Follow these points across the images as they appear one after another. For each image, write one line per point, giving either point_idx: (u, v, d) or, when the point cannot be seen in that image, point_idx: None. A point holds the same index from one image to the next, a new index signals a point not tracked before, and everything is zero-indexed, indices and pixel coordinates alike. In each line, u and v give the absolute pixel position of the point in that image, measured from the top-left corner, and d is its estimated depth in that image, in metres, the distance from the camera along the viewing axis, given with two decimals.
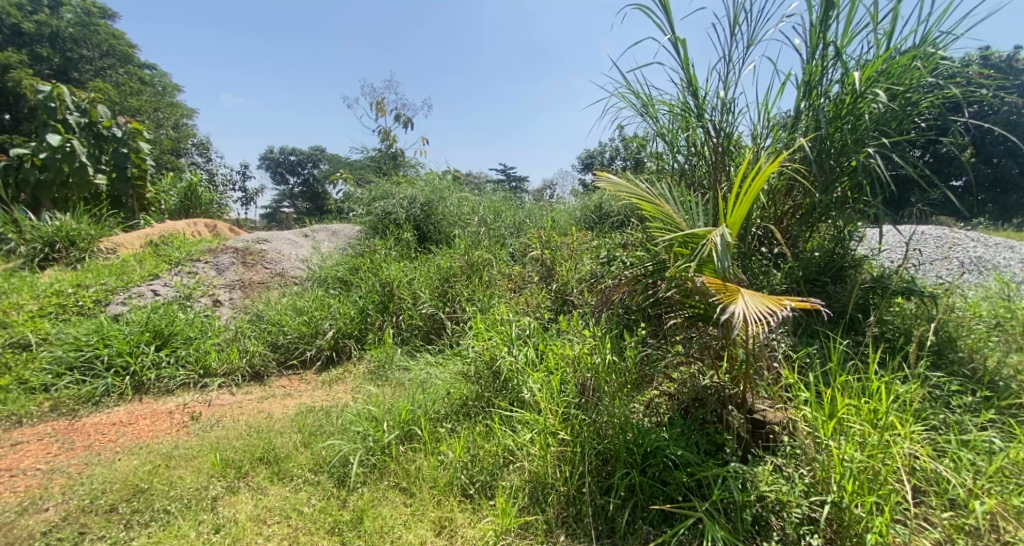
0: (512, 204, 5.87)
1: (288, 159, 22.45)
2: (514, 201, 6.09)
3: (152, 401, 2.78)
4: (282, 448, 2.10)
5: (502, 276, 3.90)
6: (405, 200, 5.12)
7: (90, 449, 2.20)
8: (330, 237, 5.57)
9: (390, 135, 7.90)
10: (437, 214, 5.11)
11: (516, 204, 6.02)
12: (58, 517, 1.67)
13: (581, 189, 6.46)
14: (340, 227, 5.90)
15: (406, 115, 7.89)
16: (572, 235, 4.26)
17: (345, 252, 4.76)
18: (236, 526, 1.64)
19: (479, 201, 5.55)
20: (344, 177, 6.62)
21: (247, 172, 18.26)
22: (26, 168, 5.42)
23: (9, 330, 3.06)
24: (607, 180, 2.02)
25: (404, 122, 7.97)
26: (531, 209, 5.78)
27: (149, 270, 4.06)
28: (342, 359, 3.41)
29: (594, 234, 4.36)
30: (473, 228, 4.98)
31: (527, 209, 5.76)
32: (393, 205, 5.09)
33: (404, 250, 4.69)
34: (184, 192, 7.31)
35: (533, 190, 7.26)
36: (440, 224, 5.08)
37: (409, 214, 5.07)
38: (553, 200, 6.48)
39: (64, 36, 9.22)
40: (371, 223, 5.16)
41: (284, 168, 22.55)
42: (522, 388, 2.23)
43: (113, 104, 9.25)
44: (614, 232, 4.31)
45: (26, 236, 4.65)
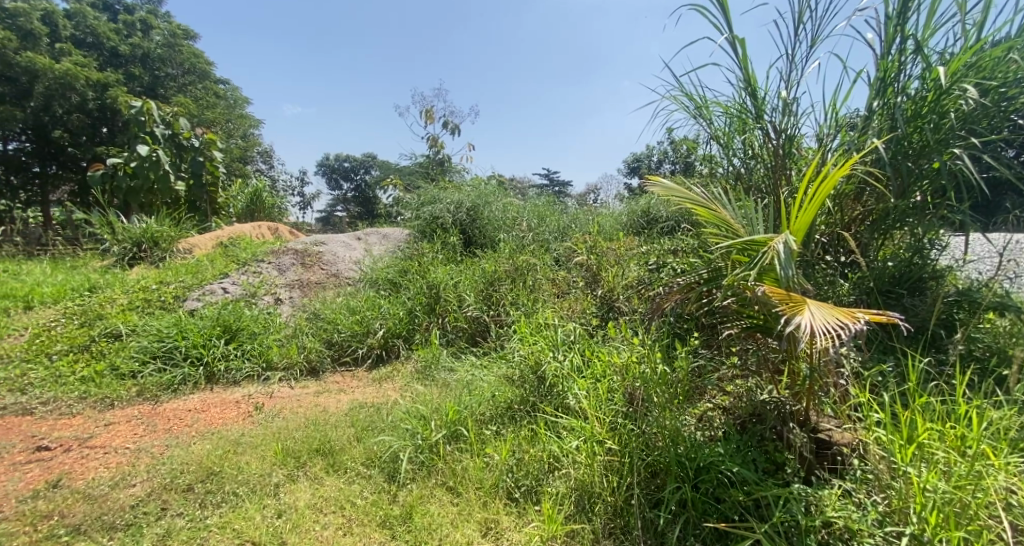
0: (556, 208, 5.86)
1: (343, 166, 23.55)
2: (559, 206, 6.08)
3: (222, 391, 3.00)
4: (338, 441, 2.20)
5: (547, 280, 3.89)
6: (451, 205, 5.25)
7: (170, 432, 2.41)
8: (380, 240, 5.77)
9: (438, 142, 8.13)
10: (482, 218, 5.21)
11: (561, 208, 6.01)
12: (144, 492, 1.83)
13: (627, 194, 6.37)
14: (391, 231, 6.11)
15: (453, 122, 8.11)
16: (619, 241, 4.20)
17: (394, 254, 4.94)
18: (296, 512, 1.74)
19: (523, 206, 5.60)
20: (395, 183, 6.89)
21: (305, 178, 19.33)
22: (118, 176, 6.01)
23: (104, 320, 3.41)
24: (659, 184, 1.97)
25: (452, 129, 8.20)
26: (576, 214, 5.75)
27: (220, 270, 4.42)
28: (390, 359, 3.53)
29: (641, 240, 4.28)
30: (518, 232, 5.02)
31: (571, 214, 5.74)
32: (440, 210, 5.23)
33: (450, 253, 4.79)
34: (251, 198, 7.86)
35: (577, 195, 7.23)
36: (485, 229, 5.16)
37: (455, 219, 5.18)
38: (599, 205, 6.41)
39: (153, 56, 10.11)
40: (419, 227, 5.32)
41: (338, 174, 23.67)
42: (567, 395, 2.22)
43: (193, 117, 10.09)
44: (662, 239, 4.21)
45: (118, 237, 5.17)
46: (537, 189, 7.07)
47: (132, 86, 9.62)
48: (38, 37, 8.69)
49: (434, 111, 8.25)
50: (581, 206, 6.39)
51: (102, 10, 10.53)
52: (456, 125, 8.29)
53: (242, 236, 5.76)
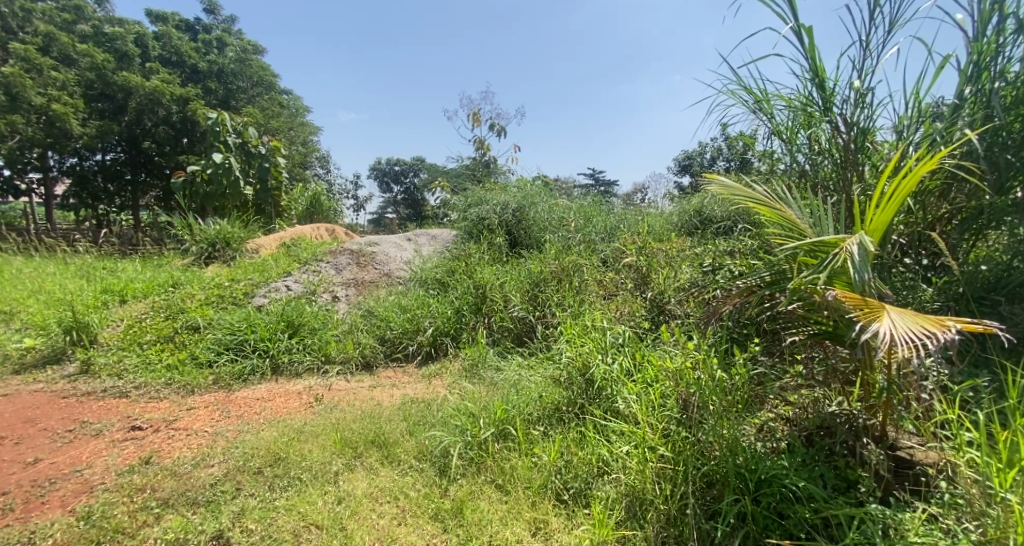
0: (602, 208, 5.78)
1: (393, 169, 24.36)
2: (605, 206, 5.99)
3: (285, 381, 3.20)
4: (391, 434, 2.28)
5: (594, 281, 3.85)
6: (498, 206, 5.30)
7: (242, 418, 2.60)
8: (429, 241, 5.93)
9: (485, 144, 8.23)
10: (527, 219, 5.22)
11: (607, 208, 5.92)
12: (221, 472, 1.99)
13: (678, 194, 6.18)
14: (438, 232, 6.26)
15: (500, 125, 8.19)
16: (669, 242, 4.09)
17: (442, 255, 5.05)
18: (354, 500, 1.82)
19: (569, 206, 5.56)
20: (442, 185, 7.03)
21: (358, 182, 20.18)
22: (196, 182, 6.56)
23: (185, 314, 3.73)
24: (718, 183, 1.89)
25: (498, 131, 8.29)
26: (623, 214, 5.64)
27: (284, 269, 4.72)
28: (439, 356, 3.62)
29: (693, 241, 4.13)
30: (564, 233, 5.00)
31: (618, 214, 5.64)
32: (486, 211, 5.30)
33: (496, 254, 4.85)
34: (311, 201, 8.33)
35: (624, 194, 7.09)
36: (531, 229, 5.17)
37: (501, 220, 5.23)
38: (648, 205, 6.26)
39: (227, 71, 10.88)
40: (466, 228, 5.41)
41: (389, 177, 24.51)
42: (617, 399, 2.18)
43: (260, 126, 10.80)
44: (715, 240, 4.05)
45: (197, 237, 5.65)
46: (582, 189, 7.00)
47: (209, 99, 10.46)
48: (132, 58, 9.65)
49: (480, 114, 8.38)
50: (628, 206, 6.27)
51: (184, 31, 11.53)
52: (503, 127, 8.37)
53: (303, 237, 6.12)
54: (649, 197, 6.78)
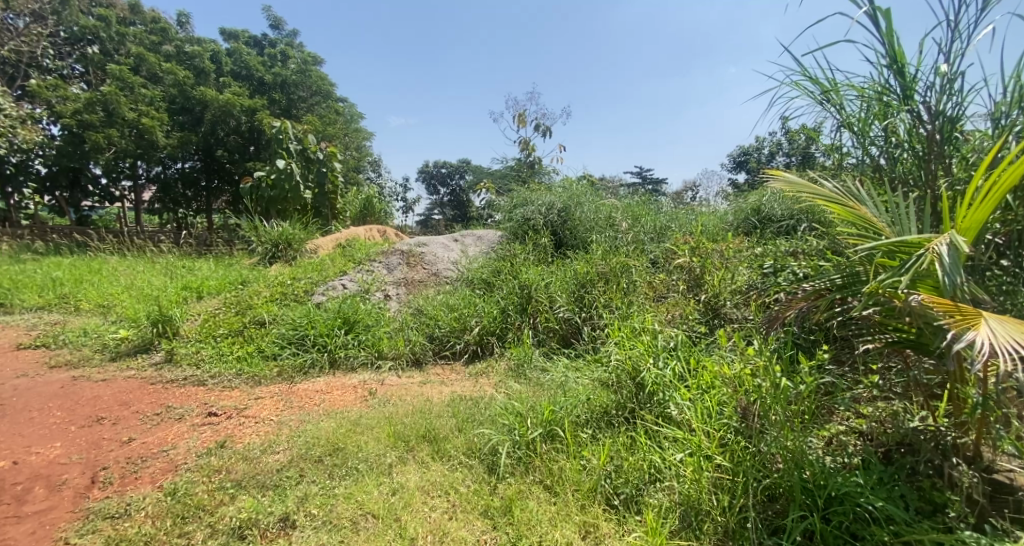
0: (652, 208, 5.63)
1: (440, 172, 24.90)
2: (654, 205, 5.83)
3: (342, 375, 3.35)
4: (441, 430, 2.34)
5: (642, 283, 3.77)
6: (543, 207, 5.29)
7: (304, 409, 2.76)
8: (475, 241, 6.01)
9: (530, 144, 8.24)
10: (573, 219, 5.17)
11: (656, 207, 5.75)
12: (286, 459, 2.12)
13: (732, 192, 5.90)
14: (484, 233, 6.32)
15: (546, 125, 8.17)
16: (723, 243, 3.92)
17: (488, 255, 5.10)
18: (407, 492, 1.88)
19: (617, 205, 5.45)
20: (487, 187, 7.09)
21: (406, 184, 20.82)
22: (262, 187, 7.03)
23: (253, 310, 4.00)
24: (785, 180, 1.83)
25: (544, 131, 8.28)
26: (674, 213, 5.46)
27: (340, 268, 4.95)
28: (485, 355, 3.67)
29: (749, 241, 3.93)
30: (611, 233, 4.92)
31: (668, 213, 5.47)
32: (532, 212, 5.29)
33: (541, 254, 4.84)
34: (365, 203, 8.69)
35: (674, 193, 6.87)
36: (577, 229, 5.12)
37: (547, 220, 5.22)
38: (700, 204, 6.03)
39: (290, 82, 11.51)
40: (512, 229, 5.43)
41: (436, 180, 25.07)
42: (669, 404, 2.11)
43: (319, 133, 11.39)
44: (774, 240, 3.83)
45: (262, 238, 6.05)
46: (630, 188, 6.85)
47: (273, 109, 11.15)
48: (208, 73, 10.47)
49: (526, 115, 8.39)
50: (678, 205, 6.07)
51: (253, 46, 12.38)
52: (548, 127, 8.34)
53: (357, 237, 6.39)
54: (700, 195, 6.54)
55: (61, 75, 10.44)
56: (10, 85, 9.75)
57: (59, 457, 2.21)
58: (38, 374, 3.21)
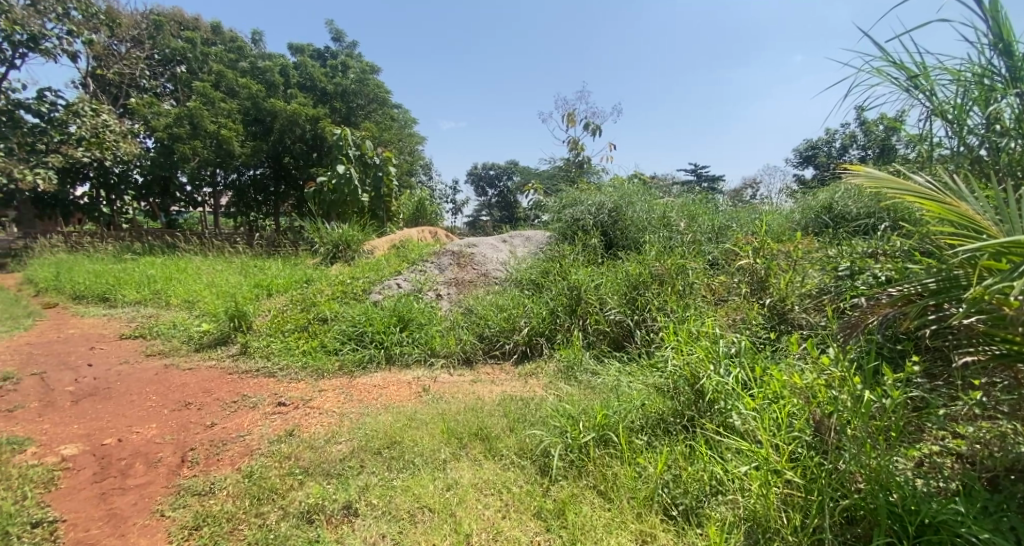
0: (709, 207, 5.38)
1: (488, 174, 25.16)
2: (711, 204, 5.58)
3: (397, 371, 3.46)
4: (493, 429, 2.36)
5: (698, 286, 3.64)
6: (593, 207, 5.20)
7: (363, 402, 2.88)
8: (524, 242, 6.02)
9: (579, 144, 8.15)
10: (625, 219, 5.05)
11: (713, 207, 5.50)
12: (348, 450, 2.21)
13: (798, 190, 5.53)
14: (533, 234, 6.32)
15: (595, 124, 8.06)
16: (789, 244, 3.67)
17: (537, 256, 5.09)
18: (461, 488, 1.91)
19: (671, 205, 5.27)
20: (536, 188, 7.07)
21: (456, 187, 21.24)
22: (324, 191, 7.43)
23: (316, 307, 4.23)
24: (864, 175, 1.69)
25: (594, 131, 8.16)
26: (733, 213, 5.19)
27: (394, 268, 5.13)
28: (534, 356, 3.66)
29: (819, 241, 3.66)
30: (665, 233, 4.75)
31: (727, 212, 5.20)
32: (581, 212, 5.22)
33: (591, 255, 4.76)
34: (417, 205, 8.96)
35: (732, 191, 6.54)
36: (629, 229, 4.99)
37: (597, 220, 5.13)
38: (762, 202, 5.69)
39: (350, 91, 12.07)
40: (560, 230, 5.36)
41: (484, 182, 25.36)
42: (732, 414, 2.00)
43: (376, 139, 11.87)
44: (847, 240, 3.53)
45: (324, 239, 6.40)
46: (684, 186, 6.58)
47: (335, 116, 11.75)
48: (277, 86, 11.22)
49: (576, 114, 8.31)
50: (737, 204, 5.77)
51: (316, 58, 13.12)
52: (598, 126, 8.22)
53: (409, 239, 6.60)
54: (761, 193, 6.18)
55: (154, 93, 11.58)
56: (114, 103, 10.94)
57: (153, 437, 2.45)
58: (136, 362, 3.57)
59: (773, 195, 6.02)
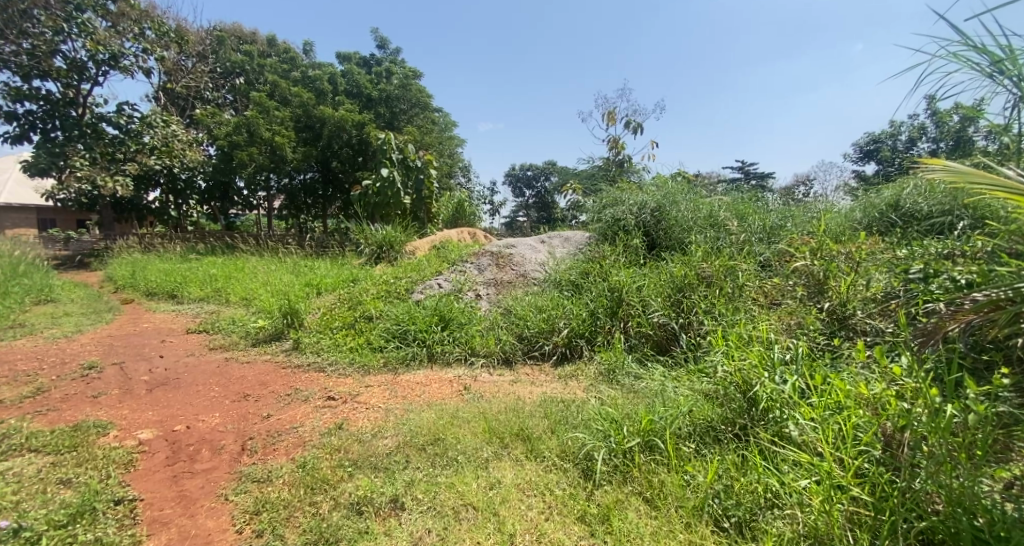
0: (758, 206, 5.14)
1: (526, 175, 25.14)
2: (761, 203, 5.32)
3: (438, 369, 3.52)
4: (535, 430, 2.34)
5: (746, 288, 3.52)
6: (635, 207, 5.08)
7: (407, 399, 2.94)
8: (563, 243, 5.97)
9: (619, 143, 8.00)
10: (669, 218, 4.90)
11: (763, 205, 5.24)
12: (393, 445, 2.27)
13: (859, 187, 5.17)
14: (572, 234, 6.25)
15: (637, 122, 7.89)
16: (849, 244, 3.44)
17: (576, 257, 5.03)
18: (504, 487, 1.91)
19: (717, 204, 5.07)
20: (575, 188, 7.01)
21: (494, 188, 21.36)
22: (369, 194, 7.68)
23: (362, 305, 4.37)
24: (945, 168, 1.55)
25: (635, 129, 7.99)
26: (785, 211, 4.93)
27: (435, 268, 5.23)
28: (574, 357, 3.62)
29: (884, 242, 3.41)
30: (711, 233, 4.58)
31: (780, 211, 4.94)
32: (622, 212, 5.11)
33: (633, 256, 4.65)
34: (457, 207, 9.09)
35: (784, 189, 6.21)
36: (672, 230, 4.84)
37: (640, 220, 5.01)
38: (818, 200, 5.37)
39: (393, 96, 12.41)
40: (601, 230, 5.27)
41: (522, 183, 25.37)
42: (789, 424, 1.89)
43: (419, 142, 12.14)
44: (917, 241, 3.28)
45: (369, 240, 6.61)
46: (731, 185, 6.32)
47: (380, 121, 12.12)
48: (326, 93, 11.70)
49: (616, 113, 8.16)
50: (790, 202, 5.47)
51: (362, 66, 13.59)
52: (640, 124, 8.04)
53: (449, 240, 6.70)
54: (816, 191, 5.85)
55: (216, 103, 12.38)
56: (181, 114, 11.78)
57: (217, 425, 2.61)
58: (200, 354, 3.82)
59: (829, 193, 5.69)
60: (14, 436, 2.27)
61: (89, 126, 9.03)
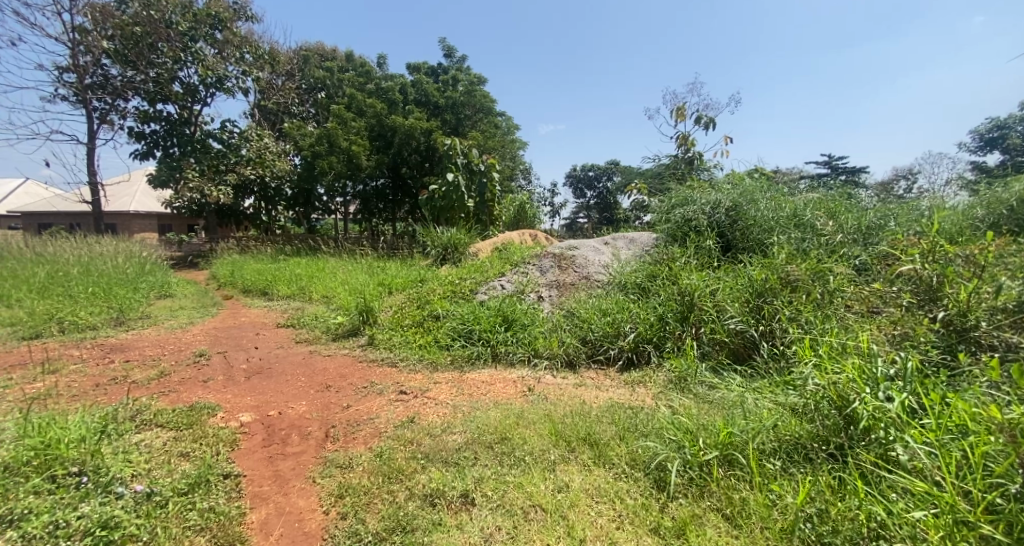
0: (850, 203, 4.67)
1: (587, 175, 24.78)
2: (853, 200, 4.83)
3: (503, 369, 3.56)
4: (602, 435, 2.29)
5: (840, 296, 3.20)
6: (707, 206, 4.83)
7: (473, 396, 3.01)
8: (628, 244, 5.80)
9: (688, 140, 7.64)
10: (746, 218, 4.59)
11: (855, 203, 4.75)
12: (463, 440, 2.33)
13: (976, 180, 4.53)
14: (637, 235, 6.06)
15: (708, 117, 7.52)
16: (968, 245, 3.01)
17: (642, 258, 4.86)
18: (572, 492, 1.89)
19: (800, 202, 4.68)
20: (640, 187, 6.80)
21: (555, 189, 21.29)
22: (434, 198, 7.96)
23: (429, 304, 4.54)
24: None
25: (706, 124, 7.60)
26: (882, 209, 4.44)
27: (498, 270, 5.30)
28: (641, 363, 3.50)
29: (1014, 244, 2.96)
30: (795, 233, 4.23)
31: (876, 209, 4.46)
32: (693, 212, 4.86)
33: (705, 258, 4.42)
34: (519, 209, 9.16)
35: (881, 184, 5.59)
36: (750, 230, 4.54)
37: (712, 220, 4.74)
38: (924, 196, 4.77)
39: (460, 103, 12.77)
40: (669, 231, 5.04)
41: (583, 184, 25.05)
42: (897, 447, 1.69)
43: (483, 146, 12.39)
44: None
45: (436, 242, 6.86)
46: (817, 181, 5.80)
47: (446, 127, 12.53)
48: (398, 103, 12.30)
49: (685, 109, 7.81)
50: (888, 198, 4.91)
51: (430, 75, 14.14)
52: (711, 119, 7.63)
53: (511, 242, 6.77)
54: (921, 186, 5.21)
55: (302, 117, 13.47)
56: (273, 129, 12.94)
57: (304, 413, 2.83)
58: (288, 347, 4.17)
59: (938, 187, 5.03)
60: (144, 411, 2.62)
61: (199, 142, 10.33)
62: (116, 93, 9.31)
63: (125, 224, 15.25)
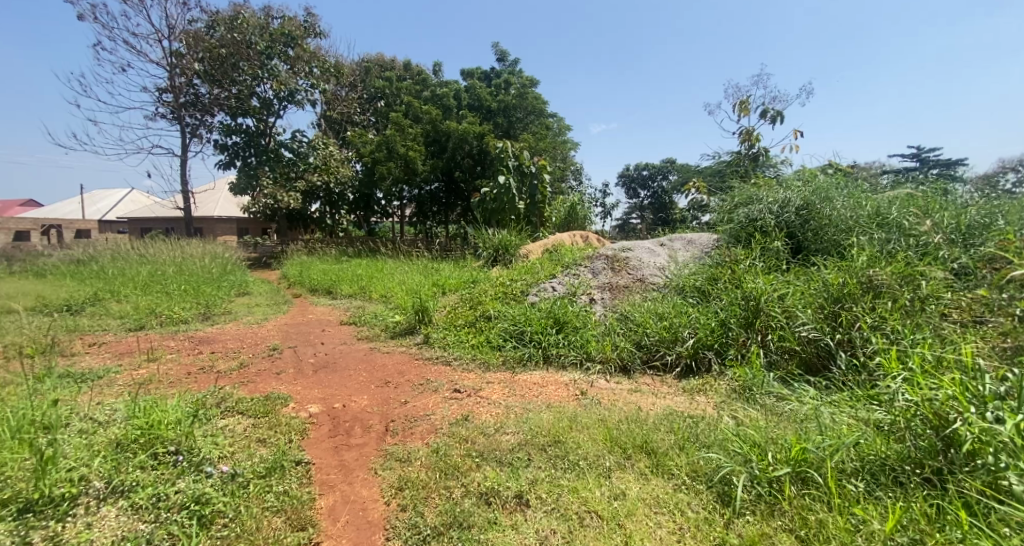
0: (942, 200, 4.20)
1: (641, 175, 24.13)
2: (945, 197, 4.35)
3: (555, 372, 3.53)
4: (660, 444, 2.21)
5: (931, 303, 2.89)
6: (775, 205, 4.54)
7: (526, 398, 3.01)
8: (685, 245, 5.56)
9: (752, 135, 7.23)
10: (820, 218, 4.27)
11: (949, 200, 4.27)
12: (517, 441, 2.34)
13: None
14: (695, 236, 5.81)
15: (775, 111, 7.07)
16: None
17: (701, 261, 4.65)
18: (629, 501, 1.83)
19: (881, 200, 4.28)
20: (699, 186, 6.52)
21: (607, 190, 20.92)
22: (486, 201, 8.07)
23: (482, 305, 4.59)
24: None
25: (772, 118, 7.15)
26: (982, 207, 3.95)
27: (550, 271, 5.28)
28: (700, 370, 3.34)
29: None
30: (877, 233, 3.86)
31: (975, 207, 3.98)
32: (759, 212, 4.59)
33: (772, 261, 4.14)
34: (570, 211, 9.08)
35: (982, 178, 4.98)
36: (823, 231, 4.21)
37: (780, 220, 4.44)
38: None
39: (512, 106, 12.85)
40: (732, 232, 4.78)
41: (637, 184, 24.41)
42: (1010, 475, 1.49)
43: (535, 148, 12.40)
44: None
45: (488, 244, 6.94)
46: (902, 176, 5.27)
47: (499, 131, 12.66)
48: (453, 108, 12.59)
49: (748, 102, 7.40)
50: (990, 194, 4.37)
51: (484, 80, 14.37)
52: (779, 112, 7.16)
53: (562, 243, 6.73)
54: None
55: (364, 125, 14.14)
56: (338, 137, 13.68)
57: (366, 407, 2.96)
58: (350, 344, 4.38)
59: None
60: (227, 399, 2.85)
61: (273, 151, 11.22)
62: (205, 109, 10.29)
63: (210, 227, 16.77)
